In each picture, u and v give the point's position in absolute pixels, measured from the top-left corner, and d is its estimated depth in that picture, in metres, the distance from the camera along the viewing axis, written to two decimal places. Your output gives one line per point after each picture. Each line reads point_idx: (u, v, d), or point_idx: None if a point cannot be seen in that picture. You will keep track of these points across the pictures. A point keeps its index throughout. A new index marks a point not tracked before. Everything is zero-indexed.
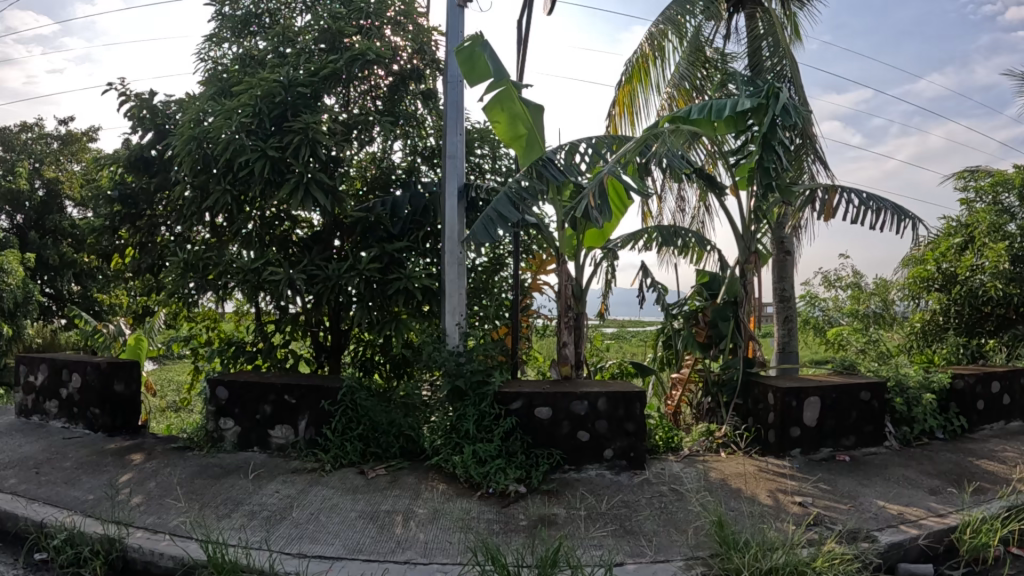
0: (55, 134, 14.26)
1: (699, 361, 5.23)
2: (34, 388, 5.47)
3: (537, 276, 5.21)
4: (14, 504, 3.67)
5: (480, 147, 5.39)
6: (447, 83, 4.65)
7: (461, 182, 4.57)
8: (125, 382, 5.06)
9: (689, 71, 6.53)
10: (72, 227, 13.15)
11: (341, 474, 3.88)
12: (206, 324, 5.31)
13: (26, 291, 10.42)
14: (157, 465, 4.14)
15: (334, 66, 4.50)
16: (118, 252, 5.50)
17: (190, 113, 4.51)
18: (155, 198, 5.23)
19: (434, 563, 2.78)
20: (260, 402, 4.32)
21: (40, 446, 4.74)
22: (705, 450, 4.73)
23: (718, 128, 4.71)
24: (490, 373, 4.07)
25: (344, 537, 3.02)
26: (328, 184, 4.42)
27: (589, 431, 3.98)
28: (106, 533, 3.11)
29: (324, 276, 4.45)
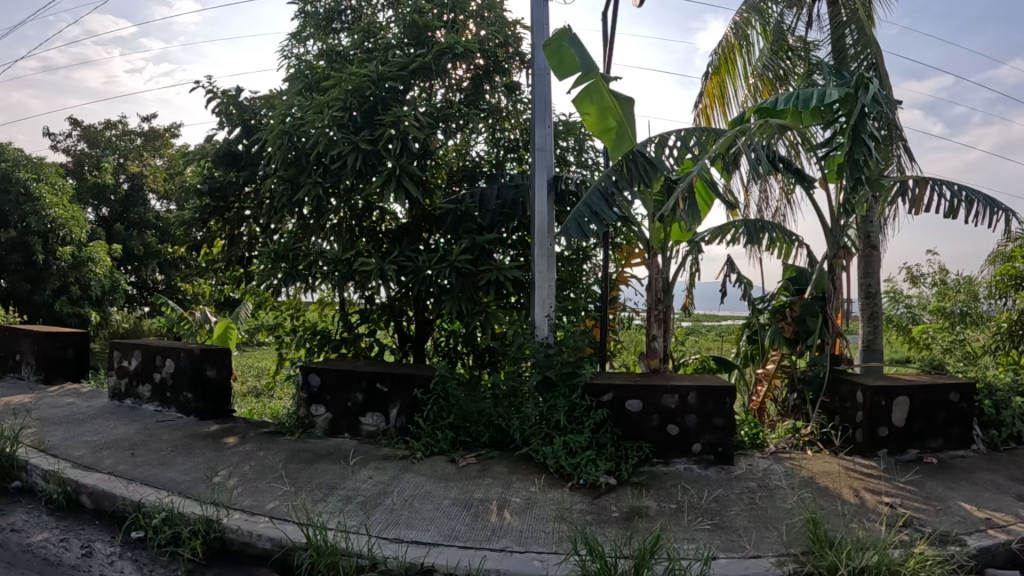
0: (139, 132, 14.84)
1: (786, 357, 5.10)
2: (127, 372, 5.72)
3: (623, 268, 5.31)
4: (113, 483, 3.85)
5: (565, 139, 5.39)
6: (534, 75, 4.64)
7: (550, 173, 4.55)
8: (216, 368, 5.23)
9: (773, 61, 6.36)
10: (156, 219, 13.72)
11: (433, 462, 3.95)
12: (291, 313, 5.48)
13: (113, 281, 11.58)
14: (251, 449, 4.29)
15: (423, 60, 4.59)
16: (206, 244, 5.70)
17: (279, 109, 4.65)
18: (242, 191, 5.43)
19: (530, 551, 2.80)
20: (351, 389, 4.43)
21: (133, 428, 4.97)
22: (792, 448, 4.65)
23: (804, 120, 4.61)
24: (580, 364, 4.09)
25: (439, 524, 3.08)
26: (418, 176, 4.48)
27: (679, 425, 3.96)
28: (205, 514, 3.24)
29: (415, 267, 4.53)
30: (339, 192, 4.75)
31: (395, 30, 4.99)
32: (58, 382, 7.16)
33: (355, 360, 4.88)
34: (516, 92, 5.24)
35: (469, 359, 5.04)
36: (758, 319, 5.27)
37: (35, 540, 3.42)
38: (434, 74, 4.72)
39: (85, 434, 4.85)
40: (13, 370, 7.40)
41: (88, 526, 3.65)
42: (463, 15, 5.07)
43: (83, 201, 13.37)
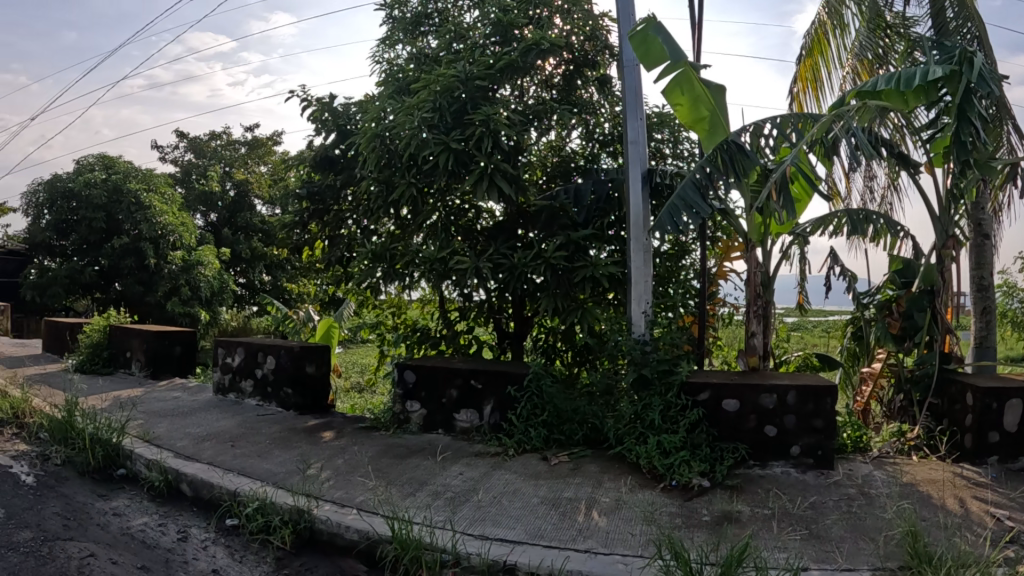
0: (242, 141, 15.52)
1: (892, 355, 4.83)
2: (231, 368, 5.97)
3: (723, 263, 5.17)
4: (211, 472, 4.01)
5: (659, 131, 5.39)
6: (623, 68, 4.55)
7: (644, 167, 4.45)
8: (316, 363, 5.40)
9: (869, 40, 6.04)
10: (262, 223, 14.37)
11: (524, 460, 3.95)
12: (393, 312, 5.61)
13: (220, 282, 12.55)
14: (346, 444, 4.41)
15: (510, 58, 4.59)
16: (308, 245, 5.90)
17: (372, 112, 4.76)
18: (341, 194, 5.58)
19: (615, 553, 2.75)
20: (446, 386, 4.50)
21: (235, 421, 5.17)
22: (897, 453, 4.42)
23: (908, 102, 4.35)
24: (676, 363, 4.01)
25: (525, 522, 3.06)
26: (511, 173, 4.47)
27: (777, 426, 3.82)
28: (296, 504, 3.33)
29: (510, 265, 4.55)
30: (436, 193, 4.85)
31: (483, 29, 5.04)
32: (167, 378, 7.55)
33: (450, 358, 4.90)
34: (608, 87, 5.25)
35: (567, 356, 5.04)
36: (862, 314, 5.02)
37: (136, 523, 3.59)
38: (524, 70, 4.74)
39: (190, 426, 5.09)
40: (126, 366, 7.81)
41: (186, 512, 3.82)
42: (549, 11, 5.03)
43: (193, 208, 14.17)
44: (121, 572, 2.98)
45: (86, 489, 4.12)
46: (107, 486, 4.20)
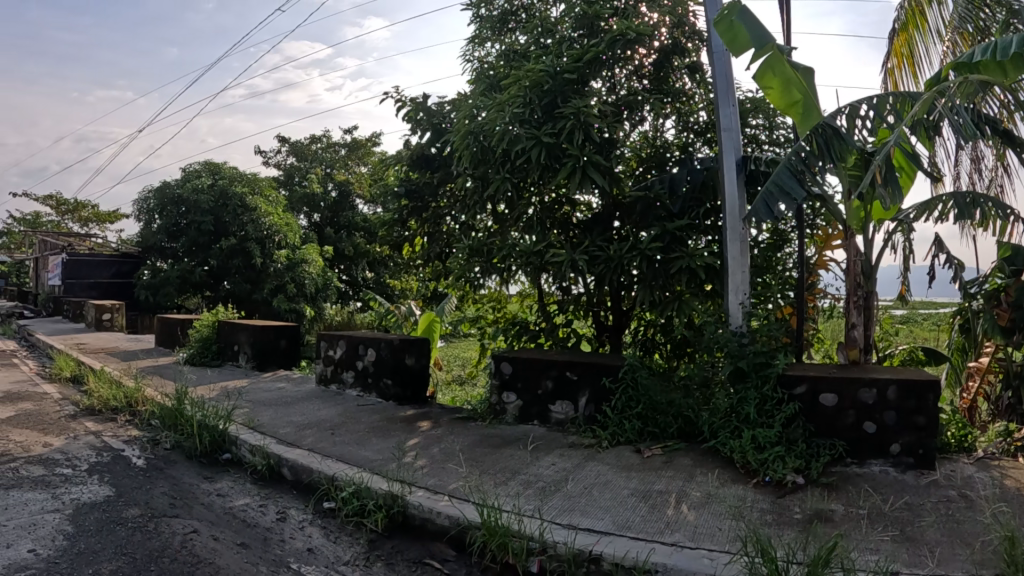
0: (342, 143, 16.65)
1: (1001, 349, 4.62)
2: (333, 360, 6.17)
3: (823, 252, 5.09)
4: (310, 458, 4.18)
5: (754, 118, 5.23)
6: (712, 55, 4.48)
7: (739, 154, 4.37)
8: (415, 356, 5.54)
9: (970, 10, 5.69)
10: (363, 221, 15.55)
11: (617, 452, 4.00)
12: (493, 305, 5.91)
13: (326, 278, 13.85)
14: (442, 433, 4.56)
15: (597, 50, 4.56)
16: (407, 241, 6.27)
17: (464, 110, 4.94)
18: (438, 191, 5.93)
19: (701, 548, 2.71)
20: (542, 377, 4.58)
21: (336, 411, 5.33)
22: (1003, 453, 4.14)
23: (1010, 75, 4.09)
24: (774, 355, 3.95)
25: (614, 513, 3.06)
26: (605, 166, 4.52)
27: (876, 423, 3.68)
28: (390, 490, 3.45)
29: (606, 258, 4.63)
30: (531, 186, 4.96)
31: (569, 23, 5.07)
32: (272, 370, 7.89)
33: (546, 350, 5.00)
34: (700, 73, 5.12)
35: (665, 349, 5.13)
36: (970, 305, 4.71)
37: (238, 504, 3.75)
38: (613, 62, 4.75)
39: (292, 414, 5.31)
40: (234, 359, 8.21)
41: (287, 494, 3.97)
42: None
43: (296, 208, 15.50)
44: (222, 547, 3.12)
45: (193, 471, 4.35)
46: (213, 468, 4.44)
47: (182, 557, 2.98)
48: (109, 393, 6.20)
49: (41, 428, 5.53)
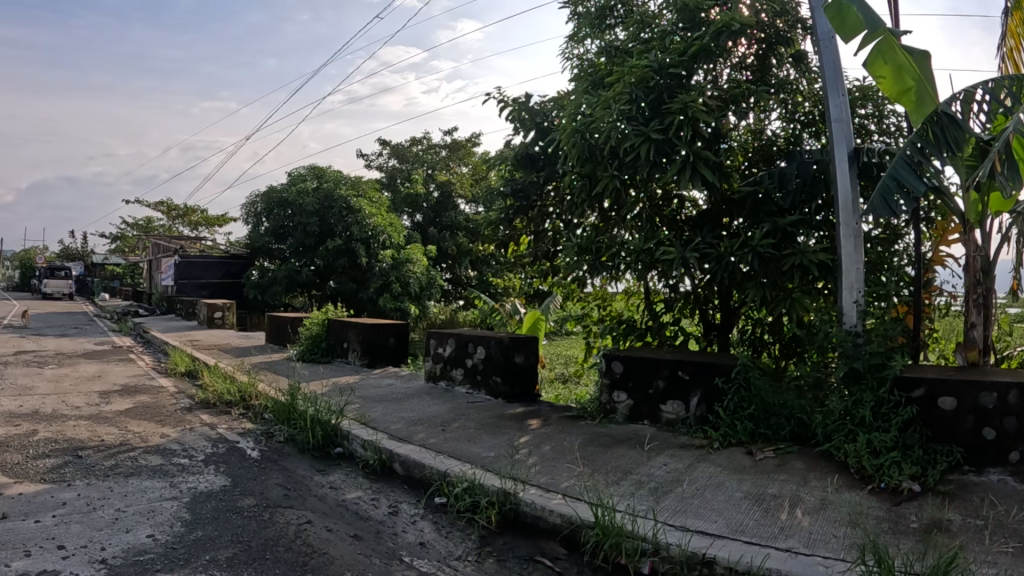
0: (444, 144, 19.08)
1: None
2: (442, 358, 6.61)
3: (939, 247, 4.97)
4: (420, 453, 4.33)
5: (863, 106, 5.23)
6: (819, 42, 4.43)
7: (851, 145, 4.27)
8: (524, 354, 5.92)
9: None
10: (465, 221, 17.63)
11: (729, 453, 4.03)
12: (599, 304, 6.21)
13: (430, 279, 15.54)
14: (552, 431, 4.76)
15: (700, 42, 4.64)
16: (514, 240, 6.63)
17: (568, 109, 5.02)
18: (544, 189, 6.20)
19: (815, 555, 2.62)
20: (654, 377, 4.72)
21: (446, 408, 5.70)
22: None
23: None
24: (891, 356, 3.79)
25: (727, 516, 3.03)
26: (714, 161, 4.54)
27: (996, 429, 3.50)
28: (503, 487, 3.52)
29: (717, 254, 4.69)
30: (637, 183, 4.97)
31: (670, 16, 5.17)
32: (381, 366, 8.27)
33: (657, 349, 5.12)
34: (804, 63, 5.10)
35: (775, 348, 5.17)
36: None
37: (350, 497, 3.93)
38: (716, 54, 4.73)
39: (402, 411, 5.62)
40: (343, 356, 8.70)
41: (397, 489, 4.12)
42: None
43: (399, 209, 17.96)
44: (335, 538, 3.26)
45: (305, 464, 4.68)
46: (325, 463, 4.73)
47: (296, 547, 3.13)
48: (224, 388, 6.94)
49: (160, 419, 6.20)
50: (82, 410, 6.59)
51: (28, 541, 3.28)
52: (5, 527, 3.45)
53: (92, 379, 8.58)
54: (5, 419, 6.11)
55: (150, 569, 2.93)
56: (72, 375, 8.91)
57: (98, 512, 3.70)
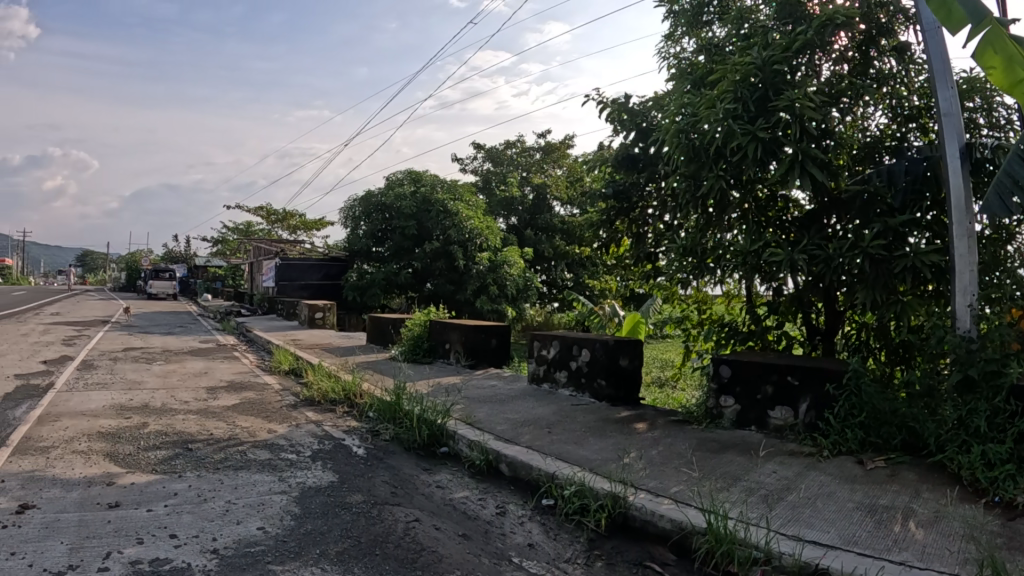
0: (538, 147, 21.81)
1: None
2: (547, 360, 7.28)
3: None
4: (528, 456, 4.81)
5: (969, 100, 5.09)
6: (925, 33, 4.38)
7: (962, 139, 4.24)
8: (628, 357, 6.49)
9: None
10: (559, 223, 20.61)
11: (840, 462, 4.27)
12: (698, 306, 7.02)
13: (524, 282, 18.20)
14: (660, 436, 5.21)
15: (804, 37, 4.61)
16: (614, 242, 6.94)
17: (671, 113, 5.16)
18: (645, 191, 6.44)
19: (931, 568, 2.86)
20: (762, 383, 5.02)
21: (551, 410, 6.27)
22: None
23: None
24: (1007, 362, 3.85)
25: (839, 527, 3.34)
26: (823, 159, 4.52)
27: None
28: (612, 491, 3.92)
29: (826, 257, 4.69)
30: (742, 183, 5.01)
31: (767, 11, 5.19)
32: (483, 367, 8.99)
33: (764, 354, 5.44)
34: (907, 52, 4.92)
35: (881, 354, 5.38)
36: None
37: (458, 497, 4.37)
38: (821, 49, 4.74)
39: (507, 412, 6.24)
40: (444, 356, 9.48)
41: (504, 489, 4.58)
42: None
43: (496, 212, 20.96)
44: (444, 538, 3.62)
45: (411, 463, 5.13)
46: (433, 461, 5.23)
47: (406, 544, 3.48)
48: (327, 387, 7.45)
49: (268, 415, 6.64)
50: (189, 404, 7.00)
51: (143, 529, 3.56)
52: (122, 515, 3.75)
53: (197, 375, 9.03)
54: (117, 411, 6.48)
55: (263, 560, 3.23)
56: (180, 370, 9.45)
57: (211, 502, 4.00)
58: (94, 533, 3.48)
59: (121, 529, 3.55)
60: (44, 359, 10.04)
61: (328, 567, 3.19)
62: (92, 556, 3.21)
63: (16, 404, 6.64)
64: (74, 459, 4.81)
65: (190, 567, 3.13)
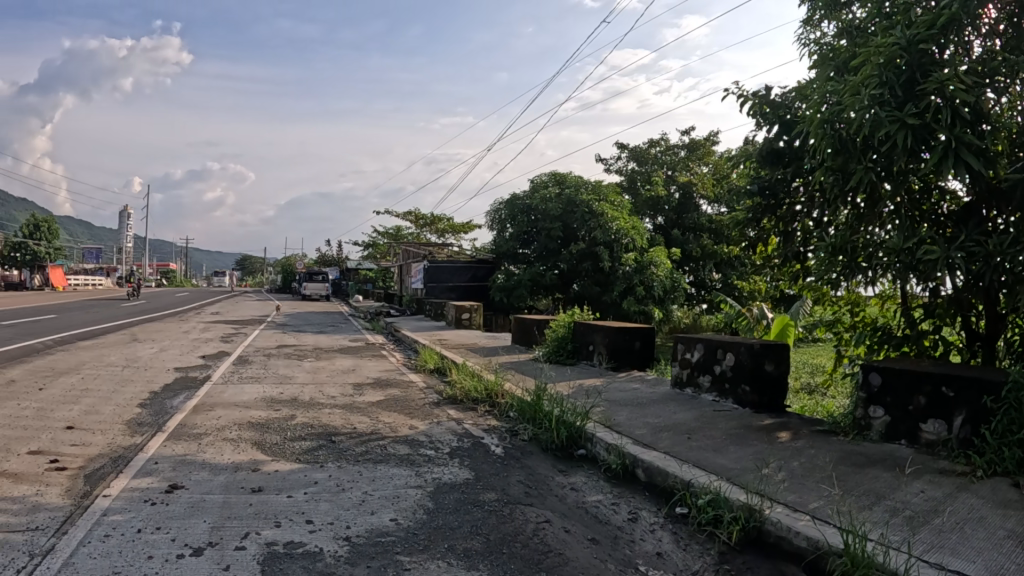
0: (682, 145, 21.30)
1: None
2: (690, 364, 7.06)
3: None
4: (665, 462, 4.68)
5: None
6: None
7: None
8: (774, 361, 6.17)
9: None
10: (707, 222, 20.08)
11: (993, 484, 3.83)
12: (851, 308, 6.47)
13: (674, 283, 17.84)
14: (803, 446, 4.91)
15: (949, 11, 4.14)
16: (762, 240, 6.54)
17: (813, 102, 4.86)
18: (791, 187, 6.00)
19: None
20: (913, 394, 4.61)
21: (691, 415, 6.08)
22: None
23: None
24: None
25: (988, 557, 3.04)
26: (980, 146, 4.09)
27: None
28: (747, 503, 3.75)
29: (986, 254, 4.27)
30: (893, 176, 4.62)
31: None
32: (625, 370, 8.87)
33: (917, 361, 5.02)
34: None
35: None
36: None
37: (591, 500, 4.33)
38: (971, 22, 4.24)
39: (648, 416, 6.12)
40: (587, 358, 9.47)
41: (638, 495, 4.48)
42: None
43: (644, 212, 20.66)
44: (572, 541, 3.59)
45: (548, 464, 5.16)
46: (569, 463, 5.23)
47: (534, 545, 3.50)
48: (469, 386, 7.68)
49: (410, 412, 6.92)
50: (336, 399, 7.44)
51: (281, 513, 3.82)
52: (264, 499, 4.05)
53: (346, 372, 9.54)
54: (270, 403, 7.01)
55: (392, 550, 3.36)
56: (331, 367, 10.04)
57: (350, 493, 4.23)
58: (236, 515, 3.78)
59: (261, 512, 3.84)
60: (205, 354, 10.99)
61: (455, 561, 3.26)
62: (232, 535, 3.48)
63: (176, 394, 7.35)
64: (223, 446, 5.25)
65: (322, 551, 3.32)
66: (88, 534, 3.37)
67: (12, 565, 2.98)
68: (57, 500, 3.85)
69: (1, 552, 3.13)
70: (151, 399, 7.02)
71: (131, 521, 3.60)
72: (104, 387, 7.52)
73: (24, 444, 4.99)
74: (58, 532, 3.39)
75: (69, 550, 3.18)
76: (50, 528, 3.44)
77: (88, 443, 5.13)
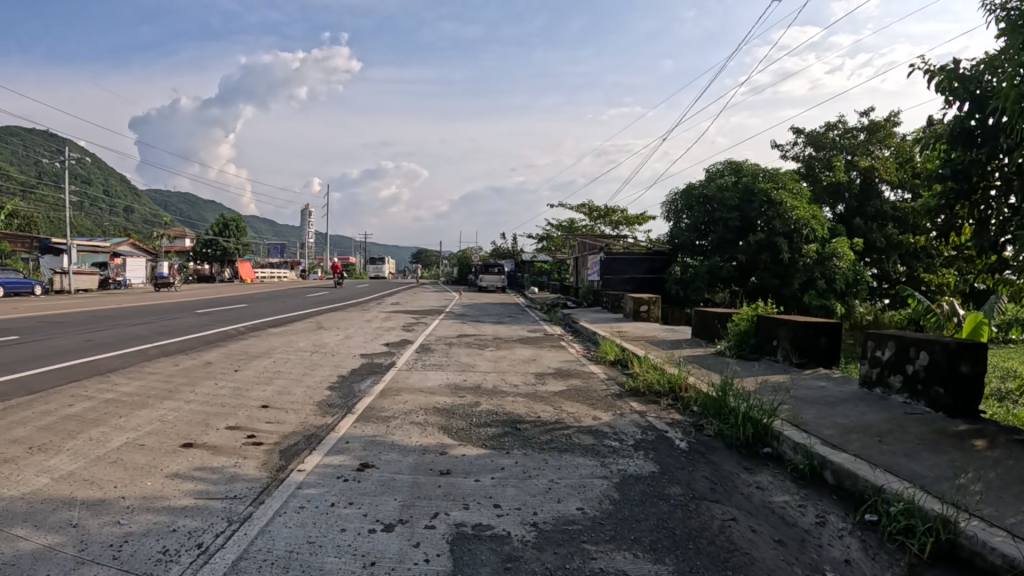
0: (860, 128, 19.93)
1: None
2: (880, 362, 6.63)
3: None
4: (856, 465, 4.43)
5: None
6: None
7: None
8: (970, 363, 5.63)
9: None
10: (891, 210, 18.75)
11: None
12: None
13: (855, 274, 16.89)
14: (1000, 456, 4.49)
15: None
16: (955, 230, 6.01)
17: (1007, 75, 4.33)
18: (988, 168, 5.42)
19: None
20: None
21: (882, 417, 5.73)
22: None
23: None
24: None
25: None
26: None
27: None
28: (942, 513, 3.49)
29: None
30: None
31: None
32: (812, 366, 8.47)
33: None
34: None
35: None
36: None
37: (778, 500, 4.19)
38: None
39: (836, 416, 5.84)
40: (771, 354, 9.14)
41: (826, 498, 4.28)
42: None
43: (823, 200, 19.55)
44: (759, 541, 3.50)
45: (733, 460, 5.06)
46: (755, 460, 5.09)
47: (719, 542, 3.46)
48: (653, 378, 7.68)
49: (592, 402, 7.03)
50: (518, 388, 7.65)
51: (470, 496, 4.02)
52: (452, 482, 4.27)
53: (526, 362, 9.81)
54: (455, 390, 7.37)
55: (579, 538, 3.44)
56: (509, 356, 10.33)
57: (539, 480, 4.36)
58: (425, 495, 4.01)
59: (450, 494, 4.06)
60: (387, 342, 11.64)
61: (641, 553, 3.29)
62: (421, 514, 3.71)
63: (363, 379, 7.90)
64: (412, 429, 5.58)
65: (510, 535, 3.46)
66: (284, 505, 3.72)
67: (213, 530, 3.35)
68: (255, 473, 4.27)
69: (205, 517, 3.53)
70: (343, 382, 7.60)
71: (324, 495, 3.93)
72: (297, 371, 8.21)
73: (225, 420, 5.56)
74: (256, 502, 3.76)
75: (267, 518, 3.53)
76: (248, 498, 3.83)
77: (283, 421, 5.64)
